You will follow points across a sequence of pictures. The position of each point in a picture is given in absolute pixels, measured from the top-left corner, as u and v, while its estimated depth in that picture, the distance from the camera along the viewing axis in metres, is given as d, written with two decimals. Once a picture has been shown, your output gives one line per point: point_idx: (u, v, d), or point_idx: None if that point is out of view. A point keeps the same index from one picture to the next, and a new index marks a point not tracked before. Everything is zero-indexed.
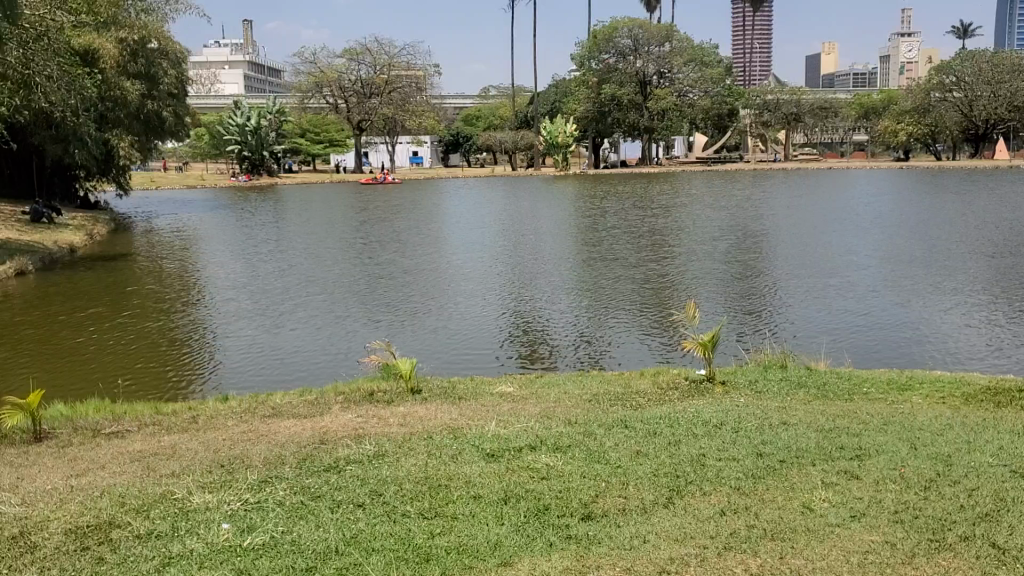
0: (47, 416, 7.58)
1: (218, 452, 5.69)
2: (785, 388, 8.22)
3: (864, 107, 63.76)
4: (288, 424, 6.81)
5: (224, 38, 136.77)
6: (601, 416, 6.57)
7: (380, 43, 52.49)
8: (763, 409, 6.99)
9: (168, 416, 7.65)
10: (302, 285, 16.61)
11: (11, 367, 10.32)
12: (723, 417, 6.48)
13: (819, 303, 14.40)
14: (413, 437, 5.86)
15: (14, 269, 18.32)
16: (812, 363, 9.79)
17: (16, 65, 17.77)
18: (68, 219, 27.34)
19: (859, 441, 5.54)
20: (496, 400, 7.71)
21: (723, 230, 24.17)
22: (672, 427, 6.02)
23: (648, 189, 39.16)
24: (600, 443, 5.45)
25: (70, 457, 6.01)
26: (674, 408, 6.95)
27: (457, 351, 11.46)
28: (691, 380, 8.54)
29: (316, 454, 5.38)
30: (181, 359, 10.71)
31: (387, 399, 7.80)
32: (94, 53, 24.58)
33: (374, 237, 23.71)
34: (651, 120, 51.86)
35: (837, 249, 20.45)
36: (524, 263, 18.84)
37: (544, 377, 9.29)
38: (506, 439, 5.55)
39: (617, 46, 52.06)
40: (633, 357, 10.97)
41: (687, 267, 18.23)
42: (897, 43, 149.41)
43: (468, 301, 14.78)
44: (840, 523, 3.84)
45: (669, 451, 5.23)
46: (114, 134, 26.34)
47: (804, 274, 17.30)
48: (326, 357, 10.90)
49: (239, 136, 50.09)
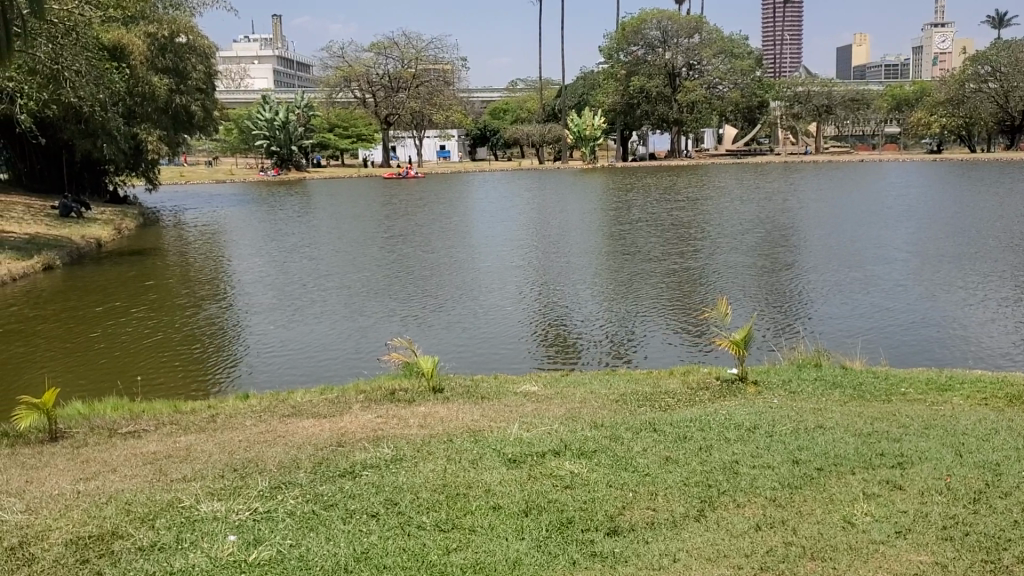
0: (64, 415, 7.47)
1: (232, 454, 5.54)
2: (821, 387, 7.95)
3: (896, 99, 62.63)
4: (306, 424, 6.64)
5: (254, 34, 137.47)
6: (628, 418, 6.33)
7: (407, 37, 52.23)
8: (798, 411, 6.72)
9: (187, 414, 7.52)
10: (327, 280, 16.52)
11: (31, 364, 10.25)
12: (756, 420, 6.21)
13: (854, 299, 14.01)
14: (433, 439, 5.66)
15: (41, 264, 18.35)
16: (847, 362, 9.46)
17: (45, 61, 17.78)
18: (97, 213, 27.45)
19: (900, 446, 5.26)
20: (520, 400, 7.50)
21: (754, 223, 23.74)
22: (701, 430, 5.77)
23: (675, 182, 38.73)
24: (627, 448, 5.23)
25: (81, 459, 5.86)
26: (705, 410, 6.72)
27: (481, 349, 11.23)
28: (722, 379, 8.27)
29: (332, 457, 5.18)
30: (199, 356, 10.58)
31: (407, 398, 7.60)
32: (123, 49, 24.66)
33: (400, 232, 23.54)
34: (680, 113, 51.33)
35: (868, 243, 20.00)
36: (547, 259, 18.56)
37: (570, 376, 9.03)
38: (527, 442, 5.34)
39: (646, 38, 51.64)
40: (660, 356, 10.68)
41: (717, 262, 17.88)
42: (931, 33, 146.76)
43: (492, 296, 14.58)
44: (884, 540, 3.58)
45: (698, 458, 5.00)
46: (143, 129, 26.40)
47: (837, 269, 16.91)
48: (347, 354, 10.72)
49: (268, 131, 50.56)
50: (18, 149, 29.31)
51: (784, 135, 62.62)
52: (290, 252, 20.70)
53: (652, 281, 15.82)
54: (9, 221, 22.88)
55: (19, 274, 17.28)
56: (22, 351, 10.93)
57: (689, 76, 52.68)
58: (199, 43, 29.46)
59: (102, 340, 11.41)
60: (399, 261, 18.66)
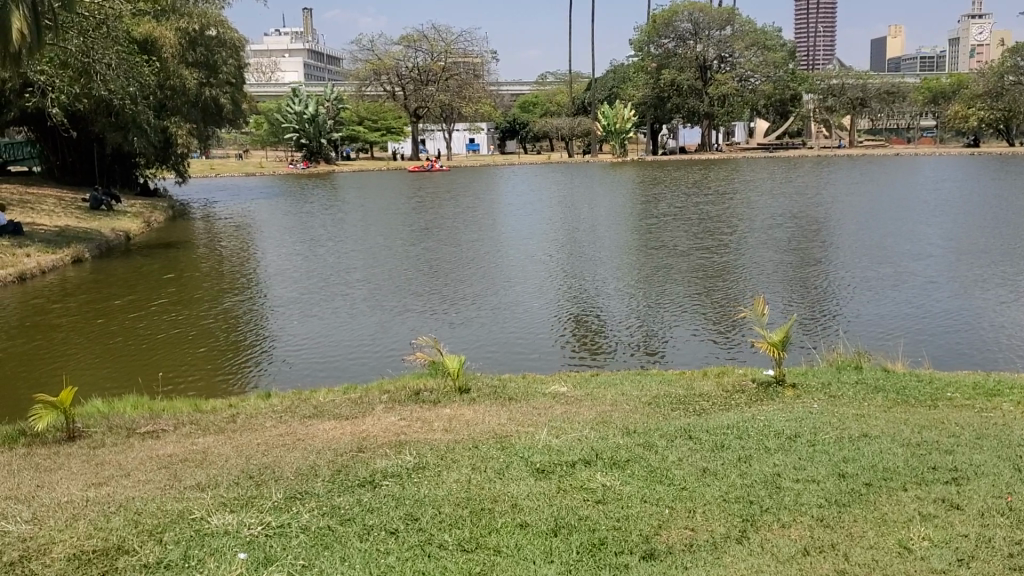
0: (82, 413, 7.33)
1: (250, 460, 5.34)
2: (863, 392, 7.64)
3: (932, 91, 60.87)
4: (327, 427, 6.43)
5: (286, 28, 138.08)
6: (662, 424, 6.05)
7: (437, 30, 51.99)
8: (839, 418, 6.40)
9: (207, 414, 7.33)
10: (353, 274, 16.35)
11: (55, 358, 10.15)
12: (797, 427, 5.89)
13: (891, 295, 13.66)
14: (458, 445, 5.42)
15: (69, 257, 18.37)
16: (889, 364, 9.10)
17: (76, 54, 17.81)
18: (127, 206, 27.51)
19: (951, 460, 4.96)
20: (549, 402, 7.25)
21: (787, 218, 23.34)
22: (739, 438, 5.49)
23: (705, 175, 38.31)
24: (663, 457, 4.97)
25: (97, 461, 5.68)
26: (741, 415, 6.44)
27: (508, 344, 10.99)
28: (759, 382, 7.96)
29: (352, 465, 4.96)
30: (222, 351, 10.41)
31: (433, 399, 7.38)
32: (154, 42, 24.69)
33: (429, 225, 23.32)
34: (712, 106, 50.63)
35: (904, 238, 19.50)
36: (577, 253, 18.26)
37: (601, 376, 8.77)
38: (556, 451, 5.07)
39: (677, 31, 51.12)
40: (690, 355, 10.37)
41: (749, 257, 17.50)
42: (968, 25, 144.20)
43: (520, 291, 14.34)
44: (946, 570, 3.30)
45: (739, 469, 4.74)
46: (173, 122, 26.39)
47: (871, 264, 16.48)
48: (372, 351, 10.49)
49: (297, 124, 50.66)
50: (50, 141, 29.49)
51: (817, 129, 61.75)
52: (318, 245, 20.58)
53: (684, 276, 15.49)
54: (40, 213, 23.00)
55: (48, 266, 17.30)
56: (44, 344, 10.83)
57: (720, 68, 51.92)
58: (229, 36, 29.43)
59: (124, 334, 11.30)
60: (426, 254, 18.49)
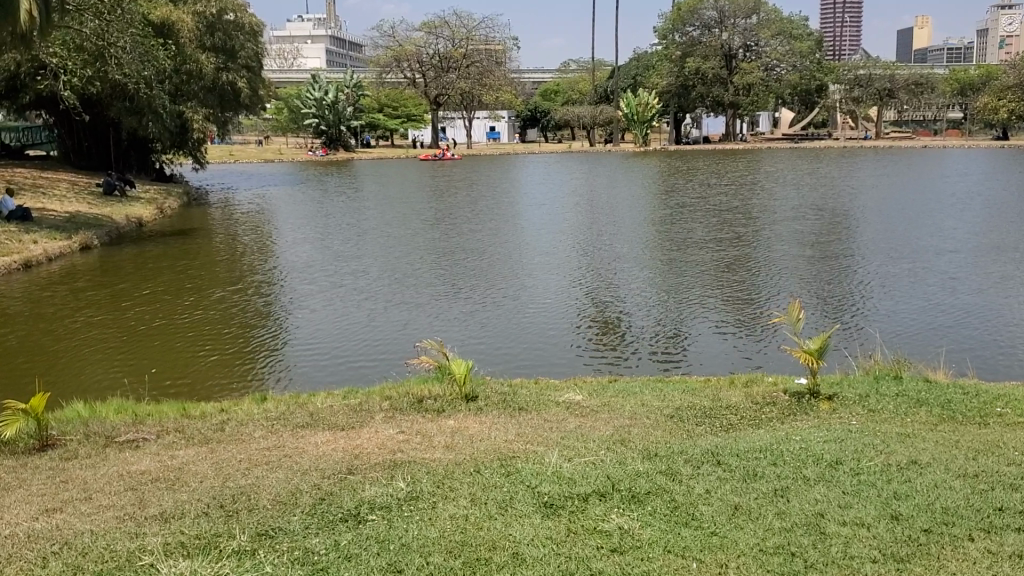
0: (62, 417, 6.83)
1: (227, 481, 4.81)
2: (904, 405, 7.01)
3: (960, 82, 59.22)
4: (317, 439, 5.90)
5: (308, 14, 137.37)
6: (687, 445, 5.44)
7: (459, 16, 51.31)
8: (881, 439, 5.77)
9: (195, 421, 6.81)
10: (366, 264, 15.88)
11: (39, 353, 9.67)
12: (838, 451, 5.28)
13: (925, 290, 12.98)
14: (457, 469, 4.84)
15: (77, 244, 17.94)
16: (931, 372, 8.39)
17: (92, 36, 17.42)
18: (141, 191, 27.13)
19: (1016, 497, 4.34)
20: (563, 413, 6.67)
21: (810, 210, 22.64)
22: (773, 465, 4.91)
23: (727, 166, 37.51)
24: (687, 490, 4.40)
25: (62, 478, 5.19)
26: (775, 435, 5.82)
27: (521, 339, 10.48)
28: (791, 393, 7.32)
29: (338, 492, 4.43)
30: (212, 348, 9.85)
31: (436, 408, 6.82)
32: (171, 26, 24.47)
33: (445, 215, 22.79)
34: (736, 95, 49.57)
35: (932, 233, 18.70)
36: (593, 243, 17.69)
37: (619, 382, 8.11)
38: (568, 478, 4.49)
39: (702, 18, 50.25)
40: (712, 354, 9.84)
41: (768, 250, 16.90)
42: (997, 15, 141.64)
43: (535, 282, 13.80)
44: None
45: (778, 505, 4.20)
46: (189, 107, 25.78)
47: (899, 259, 15.73)
48: (375, 350, 9.91)
49: (317, 110, 50.42)
50: (67, 125, 29.24)
51: (843, 119, 60.66)
52: (331, 234, 20.05)
53: (705, 269, 14.89)
54: (51, 198, 22.62)
55: (55, 254, 16.85)
56: (29, 338, 10.36)
57: (746, 57, 50.88)
58: (247, 19, 28.80)
59: (116, 328, 10.80)
60: (438, 244, 17.97)
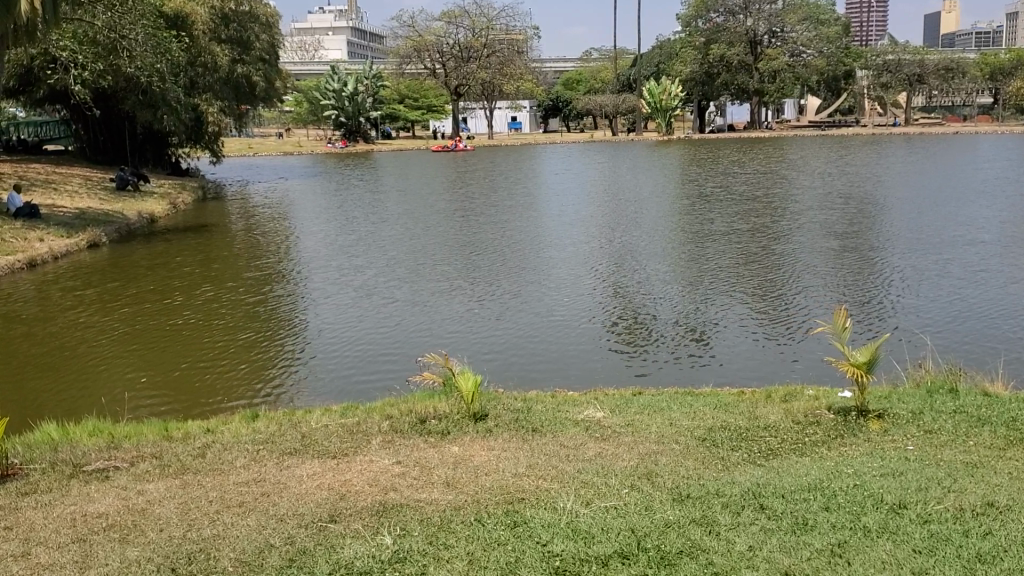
0: (27, 441, 6.19)
1: (192, 529, 4.16)
2: (964, 425, 6.24)
3: (990, 67, 57.68)
4: (305, 471, 5.24)
5: (331, 7, 137.39)
6: (724, 483, 4.68)
7: (479, 6, 50.60)
8: (947, 471, 5.03)
9: (176, 445, 6.14)
10: (375, 259, 15.22)
11: (12, 363, 9.06)
12: (903, 491, 4.51)
13: (965, 283, 12.13)
14: (452, 517, 4.14)
15: (85, 242, 17.40)
16: (988, 383, 7.59)
17: (104, 29, 16.85)
18: (156, 186, 26.68)
19: None
20: (582, 436, 5.98)
21: (837, 200, 21.75)
22: (826, 511, 4.17)
23: (754, 155, 36.59)
24: (727, 547, 3.70)
25: (12, 520, 4.57)
26: (823, 467, 5.08)
27: (536, 337, 9.74)
28: (836, 410, 6.56)
29: (314, 551, 3.78)
30: (195, 356, 9.18)
31: (441, 432, 6.12)
32: (186, 18, 23.85)
33: (461, 208, 22.08)
34: (762, 82, 48.53)
35: (968, 223, 17.76)
36: (613, 236, 16.90)
37: (644, 396, 7.36)
38: (585, 534, 3.81)
39: (725, 5, 49.03)
40: (743, 349, 9.12)
41: (796, 241, 16.04)
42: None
43: (551, 277, 13.06)
44: None
45: (836, 570, 3.50)
46: (203, 99, 25.24)
47: (937, 251, 14.85)
48: (379, 355, 9.22)
49: (336, 102, 49.89)
50: (82, 120, 28.85)
51: (871, 105, 59.26)
52: (342, 228, 19.43)
53: (731, 261, 14.06)
54: (63, 194, 22.18)
55: (61, 252, 16.32)
56: (8, 344, 9.79)
57: (771, 43, 49.67)
58: (262, 11, 28.24)
59: (98, 334, 10.17)
60: (450, 238, 17.24)
